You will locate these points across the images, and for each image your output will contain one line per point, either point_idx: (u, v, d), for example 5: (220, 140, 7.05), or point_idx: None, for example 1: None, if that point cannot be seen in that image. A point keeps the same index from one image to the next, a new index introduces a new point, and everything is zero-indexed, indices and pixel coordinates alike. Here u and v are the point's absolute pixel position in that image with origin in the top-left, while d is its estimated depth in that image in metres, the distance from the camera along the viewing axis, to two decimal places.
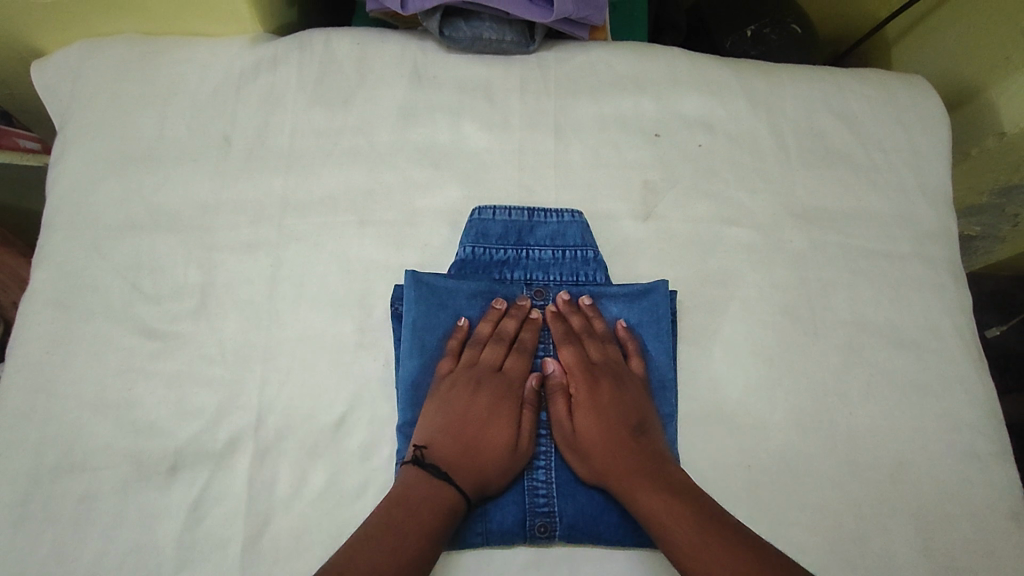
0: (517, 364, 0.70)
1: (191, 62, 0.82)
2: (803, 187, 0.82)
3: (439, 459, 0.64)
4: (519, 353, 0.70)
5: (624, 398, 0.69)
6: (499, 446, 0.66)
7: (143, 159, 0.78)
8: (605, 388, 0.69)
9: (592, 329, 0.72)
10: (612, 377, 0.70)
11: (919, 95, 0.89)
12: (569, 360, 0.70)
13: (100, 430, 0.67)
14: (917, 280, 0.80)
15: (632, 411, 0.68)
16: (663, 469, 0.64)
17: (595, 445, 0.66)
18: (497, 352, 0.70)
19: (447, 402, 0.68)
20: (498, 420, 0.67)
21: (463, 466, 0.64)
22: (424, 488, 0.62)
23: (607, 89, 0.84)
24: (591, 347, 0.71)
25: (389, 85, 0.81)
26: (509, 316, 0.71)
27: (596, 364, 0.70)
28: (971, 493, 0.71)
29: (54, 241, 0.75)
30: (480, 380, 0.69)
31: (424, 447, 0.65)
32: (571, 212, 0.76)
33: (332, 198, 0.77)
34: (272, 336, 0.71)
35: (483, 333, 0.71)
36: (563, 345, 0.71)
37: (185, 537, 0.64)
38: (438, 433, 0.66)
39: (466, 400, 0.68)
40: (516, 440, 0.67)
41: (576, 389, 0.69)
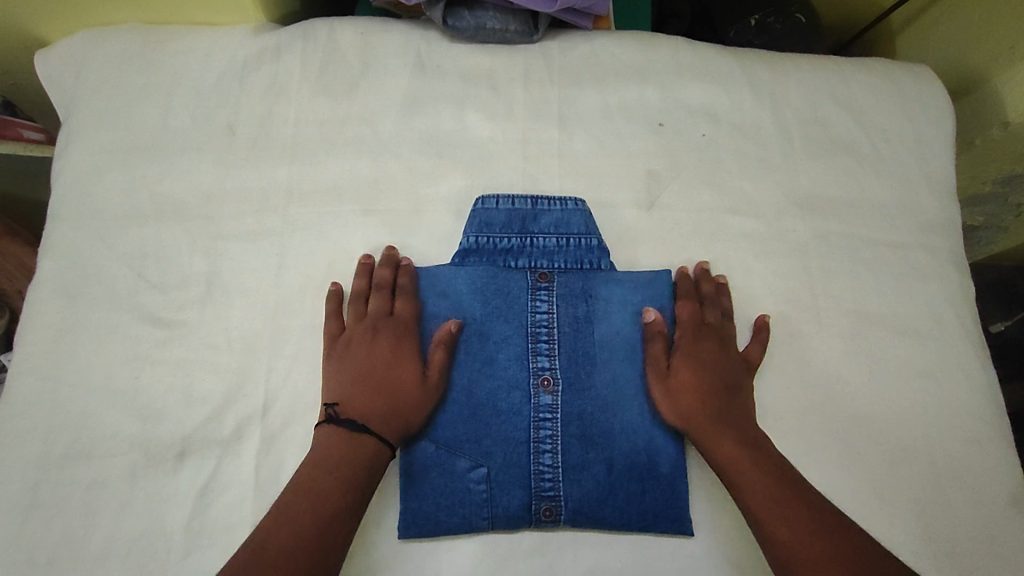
0: (407, 307, 0.71)
1: (194, 52, 0.82)
2: (807, 176, 0.82)
3: (351, 413, 0.66)
4: (403, 296, 0.71)
5: (725, 359, 0.71)
6: (408, 386, 0.67)
7: (147, 149, 0.79)
8: (709, 346, 0.71)
9: (716, 298, 0.74)
10: (717, 338, 0.72)
11: (924, 84, 0.89)
12: (684, 313, 0.72)
13: (108, 417, 0.68)
14: (920, 269, 0.80)
15: (728, 372, 0.70)
16: (749, 434, 0.67)
17: (688, 388, 0.68)
18: (383, 299, 0.71)
19: (345, 357, 0.69)
20: (401, 362, 0.68)
21: (377, 413, 0.66)
22: (341, 445, 0.64)
23: (610, 78, 0.84)
24: (708, 311, 0.73)
25: (393, 74, 0.81)
26: (382, 263, 0.73)
27: (707, 324, 0.73)
28: (971, 480, 0.72)
29: (60, 230, 0.76)
30: (373, 329, 0.70)
31: (335, 406, 0.67)
32: (574, 201, 0.76)
33: (336, 188, 0.77)
34: (277, 324, 0.71)
35: (361, 287, 0.72)
36: (682, 300, 0.73)
37: (193, 522, 0.65)
38: (345, 390, 0.67)
39: (365, 352, 0.69)
40: (424, 377, 0.67)
41: (682, 337, 0.71)
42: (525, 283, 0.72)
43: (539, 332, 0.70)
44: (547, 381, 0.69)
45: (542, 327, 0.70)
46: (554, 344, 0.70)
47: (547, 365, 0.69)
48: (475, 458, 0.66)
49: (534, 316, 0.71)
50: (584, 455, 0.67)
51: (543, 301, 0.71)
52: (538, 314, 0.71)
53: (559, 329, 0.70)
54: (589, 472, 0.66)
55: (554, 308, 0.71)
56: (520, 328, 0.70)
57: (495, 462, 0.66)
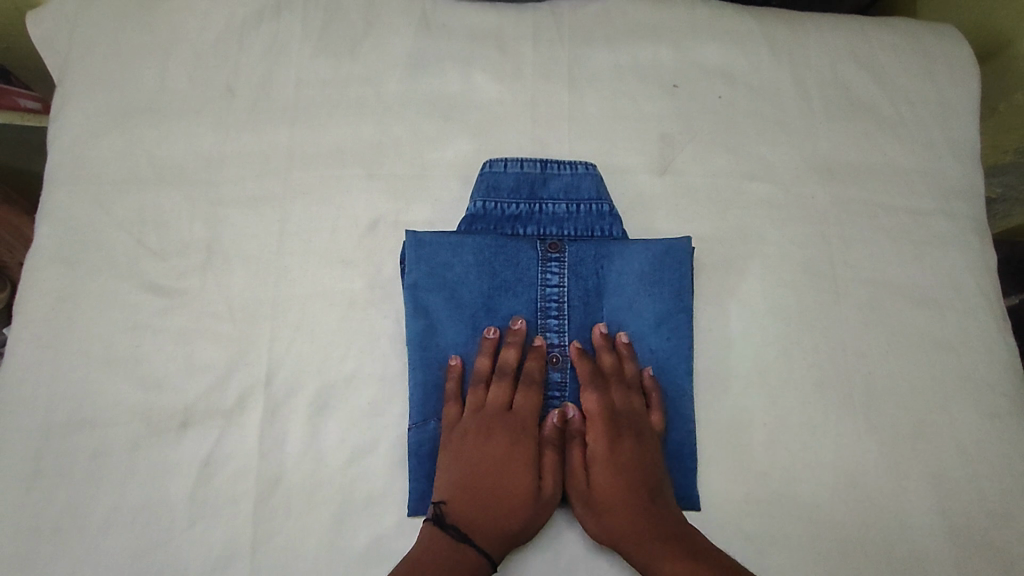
0: (527, 401, 0.65)
1: (191, 10, 0.79)
2: (825, 140, 0.80)
3: (459, 519, 0.61)
4: (527, 387, 0.65)
5: (644, 458, 0.63)
6: (521, 496, 0.61)
7: (145, 112, 0.76)
8: (627, 448, 0.63)
9: (622, 371, 0.67)
10: (633, 432, 0.64)
11: (949, 45, 0.86)
12: (590, 408, 0.65)
13: (109, 386, 0.67)
14: (940, 237, 0.77)
15: (648, 471, 0.63)
16: (680, 534, 0.60)
17: (611, 503, 0.62)
18: (503, 390, 0.65)
19: (459, 455, 0.63)
20: (518, 466, 0.62)
21: (484, 522, 0.60)
22: (447, 556, 0.59)
23: (623, 37, 0.81)
24: (614, 394, 0.65)
25: (398, 34, 0.78)
26: (508, 344, 0.66)
27: (619, 414, 0.65)
28: (990, 453, 0.70)
29: (56, 196, 0.74)
30: (490, 424, 0.64)
31: (442, 504, 0.61)
32: (585, 165, 0.73)
33: (339, 151, 0.74)
34: (280, 292, 0.70)
35: (482, 371, 0.66)
36: (587, 389, 0.65)
37: (197, 492, 0.64)
38: (456, 487, 0.62)
39: (478, 450, 0.63)
40: (539, 487, 0.62)
41: (595, 441, 0.64)
42: (534, 253, 0.69)
43: (548, 306, 0.68)
44: (556, 358, 0.67)
45: (552, 302, 0.68)
46: (564, 321, 0.68)
47: (556, 342, 0.68)
48: None
49: (544, 289, 0.68)
50: None
51: (554, 274, 0.68)
52: (548, 287, 0.68)
53: (569, 303, 0.68)
54: None
55: (565, 282, 0.68)
56: (530, 302, 0.68)
57: None
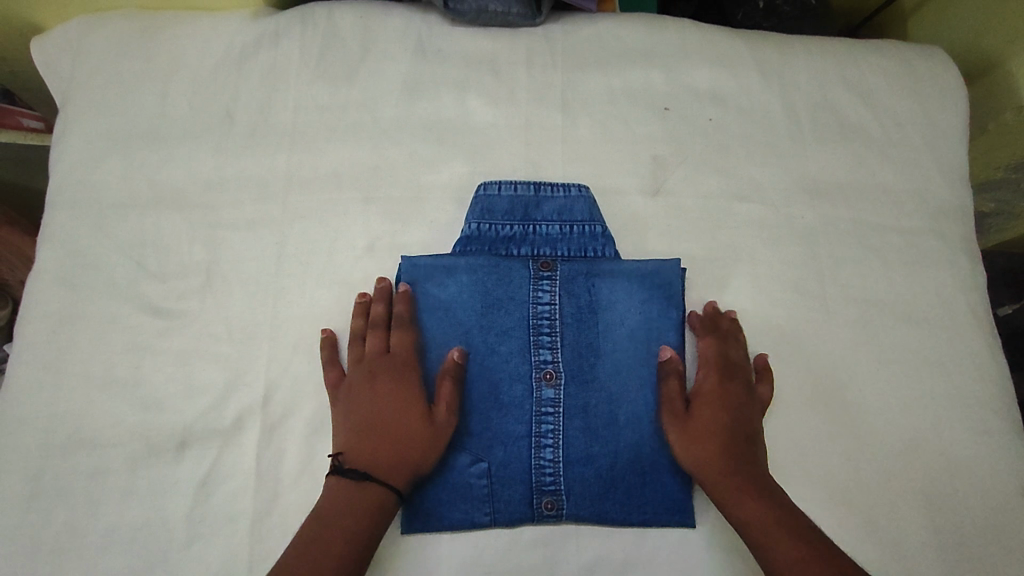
0: (402, 341, 0.68)
1: (192, 36, 0.81)
2: (815, 161, 0.81)
3: (357, 462, 0.63)
4: (400, 329, 0.68)
5: (747, 408, 0.67)
6: (411, 425, 0.64)
7: (146, 137, 0.78)
8: (734, 390, 0.68)
9: (739, 337, 0.72)
10: (743, 379, 0.69)
11: (937, 67, 0.87)
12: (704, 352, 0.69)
13: (109, 407, 0.68)
14: (929, 256, 0.78)
15: (747, 421, 0.67)
16: (764, 482, 0.63)
17: (706, 435, 0.65)
18: (379, 337, 0.68)
19: (349, 405, 0.66)
20: (405, 399, 0.65)
21: (383, 459, 0.63)
22: (350, 500, 0.61)
23: (616, 61, 0.82)
24: (732, 348, 0.70)
25: (394, 59, 0.80)
26: (376, 300, 0.70)
27: (732, 363, 0.70)
28: (980, 470, 0.71)
29: (58, 218, 0.75)
30: (372, 370, 0.67)
31: (341, 454, 0.64)
32: (578, 187, 0.75)
33: (336, 175, 0.76)
34: (278, 313, 0.71)
35: (356, 328, 0.69)
36: (706, 338, 0.70)
37: (195, 512, 0.64)
38: (350, 436, 0.65)
39: (365, 397, 0.66)
40: (431, 415, 0.65)
41: (703, 379, 0.68)
42: (526, 272, 0.70)
43: (541, 323, 0.69)
44: (550, 374, 0.68)
45: (544, 319, 0.69)
46: (556, 337, 0.69)
47: (548, 358, 0.68)
48: (476, 453, 0.66)
49: (536, 306, 0.69)
50: (588, 448, 0.66)
51: (546, 292, 0.70)
52: (540, 305, 0.69)
53: (562, 320, 0.69)
54: (593, 466, 0.66)
55: (557, 299, 0.70)
56: (522, 319, 0.69)
57: (495, 457, 0.66)
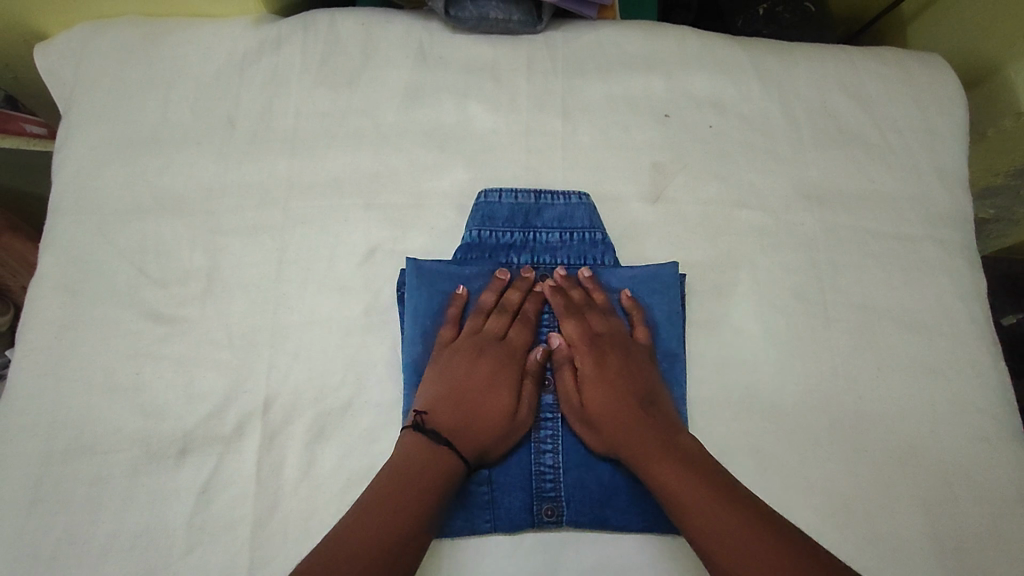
0: (521, 335, 0.69)
1: (194, 44, 0.81)
2: (814, 168, 0.81)
3: (438, 428, 0.64)
4: (522, 325, 0.70)
5: (632, 370, 0.68)
6: (498, 415, 0.65)
7: (148, 143, 0.78)
8: (613, 364, 0.68)
9: (592, 300, 0.71)
10: (617, 351, 0.69)
11: (936, 74, 0.87)
12: (572, 334, 0.69)
13: (110, 413, 0.68)
14: (930, 263, 0.79)
15: (635, 384, 0.67)
16: (670, 438, 0.63)
17: (601, 415, 0.66)
18: (502, 322, 0.69)
19: (448, 370, 0.67)
20: (499, 388, 0.67)
21: (464, 433, 0.64)
22: (425, 459, 0.62)
23: (616, 69, 0.82)
24: (593, 320, 0.70)
25: (395, 66, 0.80)
26: (514, 287, 0.71)
27: (600, 336, 0.69)
28: (981, 478, 0.71)
29: (60, 225, 0.75)
30: (479, 349, 0.68)
31: (424, 413, 0.64)
32: (578, 194, 0.75)
33: (337, 181, 0.76)
34: (279, 320, 0.71)
35: (486, 302, 0.70)
36: (565, 318, 0.70)
37: (195, 519, 0.64)
38: (439, 400, 0.66)
39: (467, 371, 0.67)
40: (516, 411, 0.66)
41: (583, 364, 0.68)
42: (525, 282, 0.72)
43: (539, 331, 0.71)
44: (550, 381, 0.70)
45: (543, 328, 0.71)
46: (555, 345, 0.70)
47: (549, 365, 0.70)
48: None
49: (537, 315, 0.71)
50: (587, 454, 0.67)
51: (545, 301, 0.71)
52: (541, 313, 0.71)
53: (560, 328, 0.71)
54: (593, 472, 0.66)
55: None
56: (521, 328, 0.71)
57: (497, 462, 0.66)
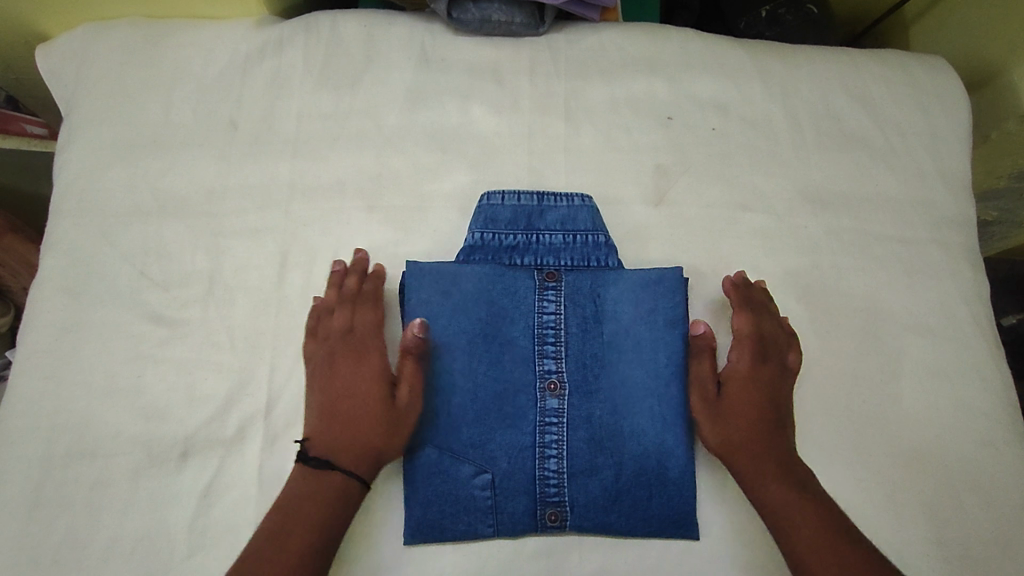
0: (367, 319, 0.69)
1: (196, 46, 0.81)
2: (818, 171, 0.81)
3: (322, 445, 0.64)
4: (368, 309, 0.70)
5: (781, 383, 0.70)
6: (375, 407, 0.65)
7: (150, 145, 0.78)
8: (768, 376, 0.70)
9: (769, 308, 0.73)
10: (775, 363, 0.70)
11: (940, 77, 0.87)
12: (739, 329, 0.71)
13: (111, 417, 0.68)
14: (933, 267, 0.78)
15: (780, 398, 0.69)
16: (788, 459, 0.66)
17: (738, 411, 0.67)
18: (347, 315, 0.69)
19: (314, 384, 0.67)
20: (369, 379, 0.67)
21: (349, 444, 0.64)
22: (314, 484, 0.63)
23: (618, 71, 0.82)
24: (765, 323, 0.71)
25: (397, 68, 0.80)
26: (348, 274, 0.71)
27: (763, 340, 0.71)
28: (986, 483, 0.70)
29: (62, 228, 0.75)
30: (338, 351, 0.68)
31: (306, 441, 0.65)
32: (581, 197, 0.75)
33: (340, 184, 0.76)
34: (282, 323, 0.71)
35: (327, 301, 0.70)
36: (739, 313, 0.71)
37: (197, 523, 0.64)
38: (316, 420, 0.66)
39: (331, 377, 0.67)
40: (393, 396, 0.65)
41: (739, 359, 0.70)
42: (532, 283, 0.70)
43: (545, 333, 0.69)
44: (554, 384, 0.68)
45: (548, 329, 0.69)
46: (561, 347, 0.69)
47: (553, 368, 0.68)
48: (480, 464, 0.65)
49: (541, 316, 0.69)
50: (592, 459, 0.66)
51: (550, 302, 0.70)
52: (545, 315, 0.69)
53: (566, 330, 0.69)
54: (598, 476, 0.66)
55: (562, 309, 0.70)
56: (526, 330, 0.69)
57: (499, 468, 0.65)
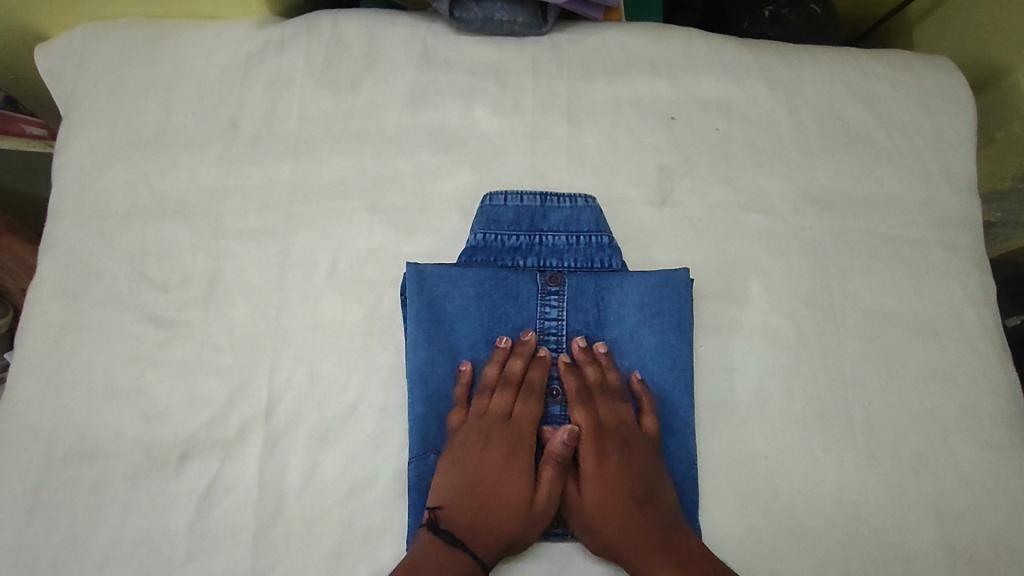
0: (528, 409, 0.66)
1: (197, 46, 0.80)
2: (822, 171, 0.80)
3: (453, 523, 0.62)
4: (527, 397, 0.66)
5: (635, 466, 0.65)
6: (513, 505, 0.63)
7: (150, 145, 0.77)
8: (619, 462, 0.65)
9: (605, 382, 0.68)
10: (623, 445, 0.66)
11: (944, 77, 0.87)
12: (580, 422, 0.66)
13: (110, 419, 0.67)
14: (939, 267, 0.78)
15: (640, 482, 0.64)
16: (681, 546, 0.61)
17: (602, 512, 0.64)
18: (505, 399, 0.66)
19: (457, 460, 0.64)
20: (512, 477, 0.64)
21: (479, 529, 0.62)
22: (440, 559, 0.60)
23: (621, 71, 0.82)
24: (602, 408, 0.67)
25: (399, 68, 0.80)
26: (516, 354, 0.67)
27: (607, 428, 0.66)
28: (993, 486, 0.70)
29: (60, 228, 0.74)
30: (488, 431, 0.65)
31: (438, 510, 0.62)
32: (585, 198, 0.74)
33: (341, 184, 0.75)
34: (282, 324, 0.70)
35: (490, 377, 0.67)
36: (576, 405, 0.66)
37: (196, 526, 0.63)
38: (451, 493, 0.63)
39: (476, 457, 0.64)
40: (532, 497, 0.64)
41: (584, 459, 0.66)
42: (535, 285, 0.70)
43: (548, 338, 0.69)
44: (557, 391, 0.69)
45: (551, 334, 0.69)
46: (563, 353, 0.69)
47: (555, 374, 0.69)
48: None
49: (543, 321, 0.69)
50: None
51: (554, 306, 0.69)
52: (547, 320, 0.69)
53: (568, 335, 0.69)
54: None
55: (565, 314, 0.69)
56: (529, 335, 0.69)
57: None
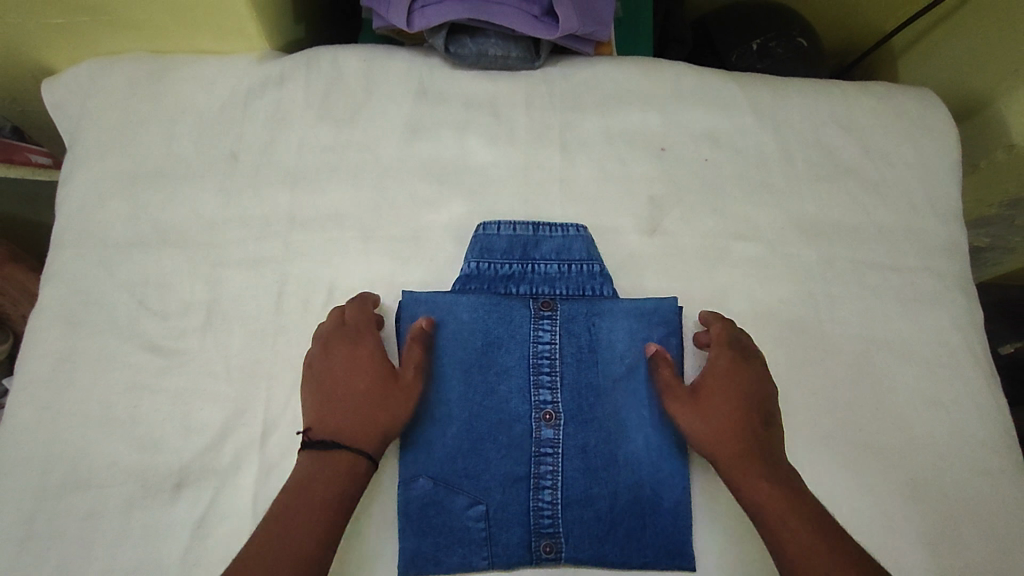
0: (359, 312, 0.70)
1: (199, 79, 0.83)
2: (809, 201, 0.82)
3: (325, 432, 0.65)
4: (355, 305, 0.70)
5: (761, 384, 0.69)
6: (373, 390, 0.66)
7: (152, 176, 0.79)
8: (752, 375, 0.69)
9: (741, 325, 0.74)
10: (755, 366, 0.69)
11: (928, 109, 0.89)
12: (719, 337, 0.71)
13: (106, 446, 0.68)
14: (926, 295, 0.79)
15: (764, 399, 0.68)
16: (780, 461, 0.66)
17: (721, 407, 0.67)
18: (332, 314, 0.70)
19: (308, 379, 0.68)
20: (365, 367, 0.67)
21: (349, 425, 0.65)
22: (323, 466, 0.63)
23: (612, 104, 0.84)
24: (744, 335, 0.71)
25: (396, 101, 0.82)
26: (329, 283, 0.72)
27: (744, 348, 0.70)
28: (985, 513, 0.70)
29: (63, 257, 0.76)
30: (327, 342, 0.69)
31: (308, 430, 0.65)
32: (576, 227, 0.76)
33: (338, 215, 0.77)
34: (278, 352, 0.71)
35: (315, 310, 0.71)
36: (717, 322, 0.72)
37: (190, 554, 0.64)
38: (316, 409, 0.66)
39: (323, 366, 0.68)
40: (394, 377, 0.66)
41: (719, 360, 0.69)
42: (527, 311, 0.71)
43: (541, 362, 0.69)
44: (549, 415, 0.68)
45: (544, 358, 0.69)
46: (556, 377, 0.69)
47: (548, 399, 0.68)
48: (475, 496, 0.65)
49: (536, 345, 0.70)
50: (588, 488, 0.66)
51: (546, 331, 0.70)
52: (540, 345, 0.70)
53: (562, 359, 0.70)
54: (593, 507, 0.66)
55: (557, 339, 0.70)
56: (522, 359, 0.69)
57: (494, 499, 0.65)
